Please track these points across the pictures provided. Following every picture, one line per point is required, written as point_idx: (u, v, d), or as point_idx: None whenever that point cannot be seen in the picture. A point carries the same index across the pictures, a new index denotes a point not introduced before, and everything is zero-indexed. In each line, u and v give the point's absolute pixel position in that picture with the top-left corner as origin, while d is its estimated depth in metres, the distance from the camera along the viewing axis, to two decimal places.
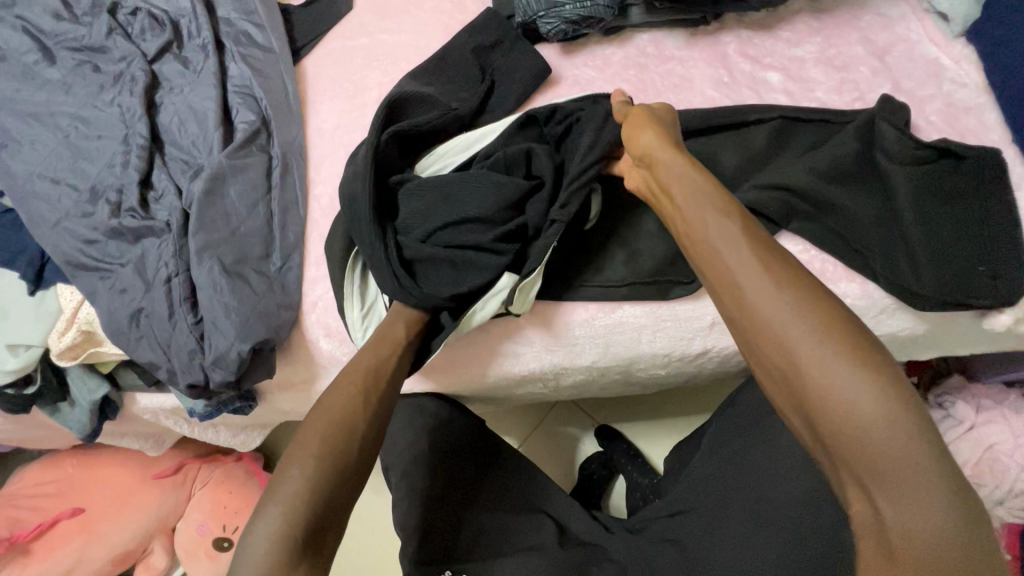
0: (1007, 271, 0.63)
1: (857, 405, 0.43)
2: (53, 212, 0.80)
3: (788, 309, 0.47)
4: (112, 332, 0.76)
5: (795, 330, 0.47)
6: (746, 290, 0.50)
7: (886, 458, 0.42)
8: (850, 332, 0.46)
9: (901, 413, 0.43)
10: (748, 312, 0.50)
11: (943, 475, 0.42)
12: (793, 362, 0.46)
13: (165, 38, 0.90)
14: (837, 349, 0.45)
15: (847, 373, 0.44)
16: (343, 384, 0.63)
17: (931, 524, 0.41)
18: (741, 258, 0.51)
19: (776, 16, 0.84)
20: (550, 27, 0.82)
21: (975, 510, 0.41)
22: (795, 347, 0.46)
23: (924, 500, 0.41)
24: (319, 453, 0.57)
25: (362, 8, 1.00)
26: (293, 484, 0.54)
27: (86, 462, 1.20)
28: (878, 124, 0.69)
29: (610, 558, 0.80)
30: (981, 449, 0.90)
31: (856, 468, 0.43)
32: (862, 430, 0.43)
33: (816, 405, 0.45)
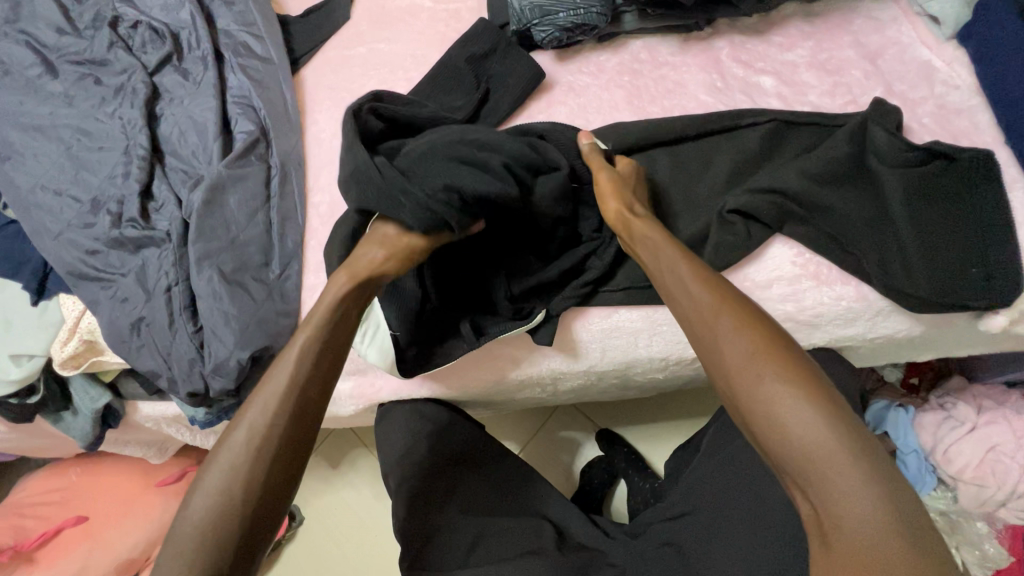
0: (1000, 272, 0.64)
1: (784, 408, 0.47)
2: (56, 223, 0.81)
3: (723, 325, 0.53)
4: (114, 340, 0.77)
5: (734, 346, 0.52)
6: (692, 310, 0.56)
7: (814, 453, 0.46)
8: (779, 345, 0.51)
9: (827, 414, 0.47)
10: (697, 330, 0.55)
11: (867, 469, 0.44)
12: (732, 371, 0.51)
13: (165, 50, 0.91)
14: (767, 359, 0.50)
15: (774, 379, 0.49)
16: (252, 408, 0.57)
17: (859, 514, 0.43)
18: (690, 281, 0.57)
19: (769, 21, 0.85)
20: (544, 35, 0.83)
21: (906, 504, 0.44)
22: (730, 357, 0.52)
23: (849, 490, 0.44)
24: (215, 492, 0.53)
25: (359, 18, 1.01)
26: (188, 522, 0.52)
27: (92, 470, 1.22)
28: (870, 128, 0.70)
29: (609, 561, 0.80)
30: (983, 451, 0.89)
31: (790, 465, 0.47)
32: (791, 432, 0.47)
33: (750, 409, 0.49)
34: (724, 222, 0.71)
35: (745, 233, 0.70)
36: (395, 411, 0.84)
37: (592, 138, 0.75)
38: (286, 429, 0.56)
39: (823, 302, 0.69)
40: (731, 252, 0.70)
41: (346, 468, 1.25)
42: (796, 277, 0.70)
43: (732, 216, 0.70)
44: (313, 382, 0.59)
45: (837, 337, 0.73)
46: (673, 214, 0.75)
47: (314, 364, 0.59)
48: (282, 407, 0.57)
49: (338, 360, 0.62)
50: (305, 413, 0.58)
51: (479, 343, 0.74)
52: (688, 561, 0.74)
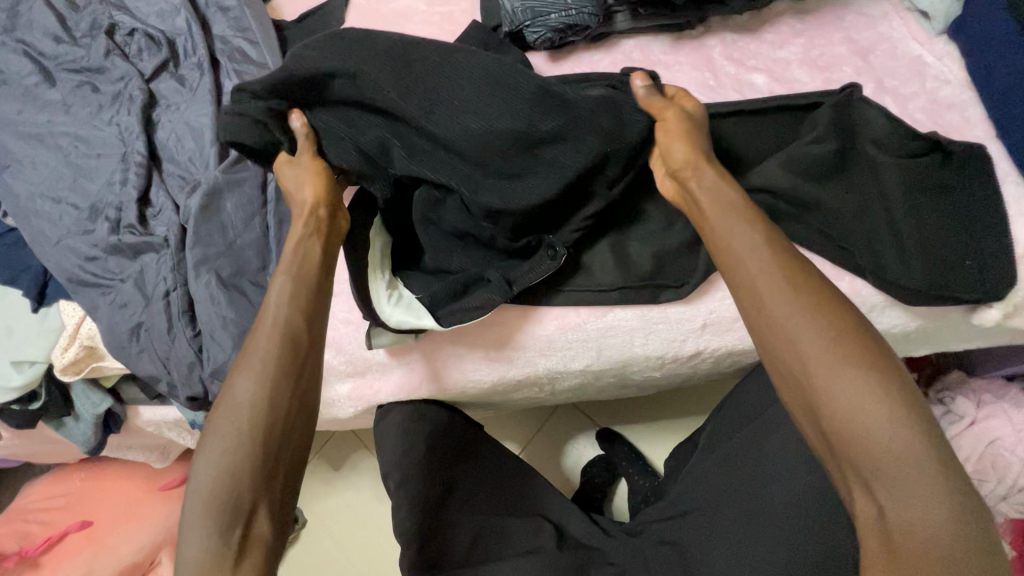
0: (994, 265, 0.64)
1: (869, 406, 0.45)
2: (55, 230, 0.82)
3: (793, 307, 0.50)
4: (113, 346, 0.78)
5: (807, 333, 0.48)
6: (758, 293, 0.52)
7: (896, 453, 0.44)
8: (856, 336, 0.48)
9: (907, 413, 0.45)
10: (760, 313, 0.52)
11: (944, 471, 0.43)
12: (806, 362, 0.48)
13: (161, 57, 0.91)
14: (843, 347, 0.47)
15: (850, 370, 0.46)
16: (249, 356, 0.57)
17: (930, 518, 0.42)
18: (752, 263, 0.54)
19: (761, 19, 0.85)
20: (537, 36, 0.84)
21: (977, 509, 0.43)
22: (801, 343, 0.49)
23: (924, 492, 0.43)
24: (225, 450, 0.52)
25: (353, 22, 1.01)
26: (204, 477, 0.52)
27: (96, 475, 1.23)
28: (853, 109, 0.72)
29: (609, 561, 0.81)
30: (982, 445, 0.90)
31: (863, 462, 0.45)
32: (873, 428, 0.44)
33: (824, 399, 0.46)
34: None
35: None
36: (393, 412, 0.85)
37: (648, 79, 0.70)
38: (284, 368, 0.56)
39: None
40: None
41: (347, 470, 1.25)
42: None
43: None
44: (295, 315, 0.59)
45: None
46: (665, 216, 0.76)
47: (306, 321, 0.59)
48: (278, 347, 0.57)
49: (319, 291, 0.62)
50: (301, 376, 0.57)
51: (511, 292, 0.72)
52: (687, 558, 0.74)
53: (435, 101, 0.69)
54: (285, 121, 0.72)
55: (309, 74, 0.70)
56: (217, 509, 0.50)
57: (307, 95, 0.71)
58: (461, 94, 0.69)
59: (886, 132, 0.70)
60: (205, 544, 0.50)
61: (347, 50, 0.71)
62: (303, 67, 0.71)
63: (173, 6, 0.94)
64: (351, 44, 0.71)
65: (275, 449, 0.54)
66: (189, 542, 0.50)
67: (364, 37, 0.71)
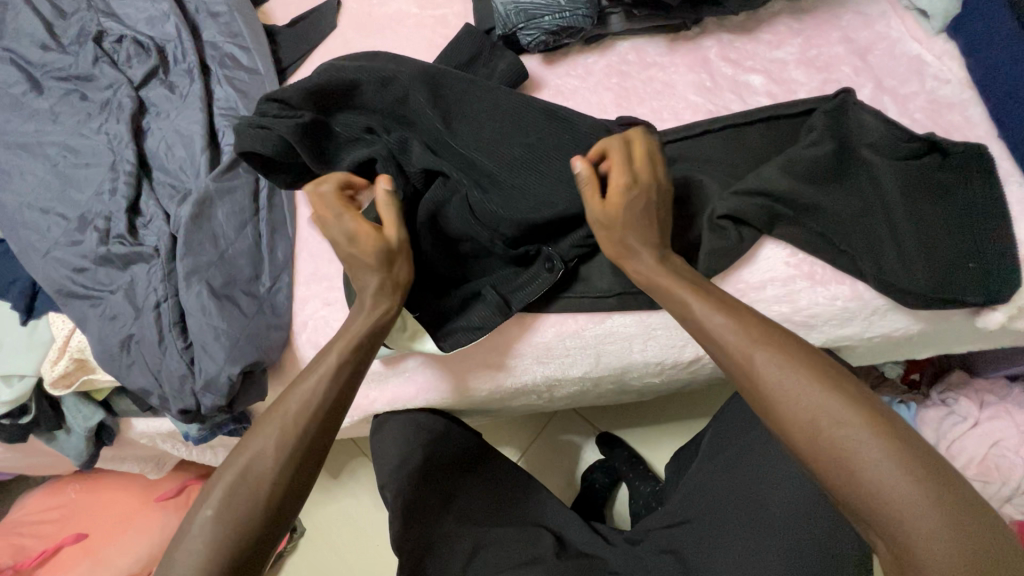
0: (996, 267, 0.63)
1: (852, 445, 0.48)
2: (43, 241, 0.80)
3: (761, 357, 0.53)
4: (103, 358, 0.77)
5: (784, 380, 0.51)
6: (732, 349, 0.55)
7: (886, 489, 0.46)
8: (827, 378, 0.51)
9: (891, 445, 0.47)
10: (739, 371, 0.54)
11: (938, 497, 0.45)
12: (790, 418, 0.51)
13: (151, 64, 0.90)
14: (818, 390, 0.50)
15: (834, 410, 0.49)
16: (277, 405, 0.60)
17: (938, 547, 0.43)
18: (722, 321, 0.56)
19: (757, 19, 0.84)
20: (531, 39, 0.83)
21: (979, 527, 0.44)
22: (773, 390, 0.52)
23: (927, 521, 0.44)
24: (236, 493, 0.55)
25: (345, 26, 1.00)
26: (206, 519, 0.54)
27: (92, 486, 1.21)
28: (850, 110, 0.71)
29: (610, 568, 0.79)
30: (985, 446, 0.89)
31: (860, 501, 0.47)
32: (861, 465, 0.47)
33: (810, 447, 0.50)
34: (714, 227, 0.70)
35: (737, 237, 0.69)
36: (391, 422, 0.84)
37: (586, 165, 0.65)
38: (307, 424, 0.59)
39: (818, 303, 0.68)
40: (723, 258, 0.69)
41: (346, 478, 1.24)
42: (789, 278, 0.69)
43: (722, 221, 0.69)
44: (334, 375, 0.61)
45: (834, 338, 0.72)
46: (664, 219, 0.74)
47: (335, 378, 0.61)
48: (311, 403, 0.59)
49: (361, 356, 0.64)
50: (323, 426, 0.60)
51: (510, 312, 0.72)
52: (688, 568, 0.72)
53: (453, 114, 0.76)
54: (307, 125, 0.73)
55: (342, 78, 0.75)
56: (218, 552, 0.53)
57: (336, 101, 0.76)
58: (483, 107, 0.76)
59: (885, 134, 0.69)
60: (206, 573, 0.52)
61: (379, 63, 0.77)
62: (337, 71, 0.76)
63: (162, 12, 0.93)
64: (381, 61, 0.78)
65: (294, 486, 0.57)
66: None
67: (396, 58, 0.78)
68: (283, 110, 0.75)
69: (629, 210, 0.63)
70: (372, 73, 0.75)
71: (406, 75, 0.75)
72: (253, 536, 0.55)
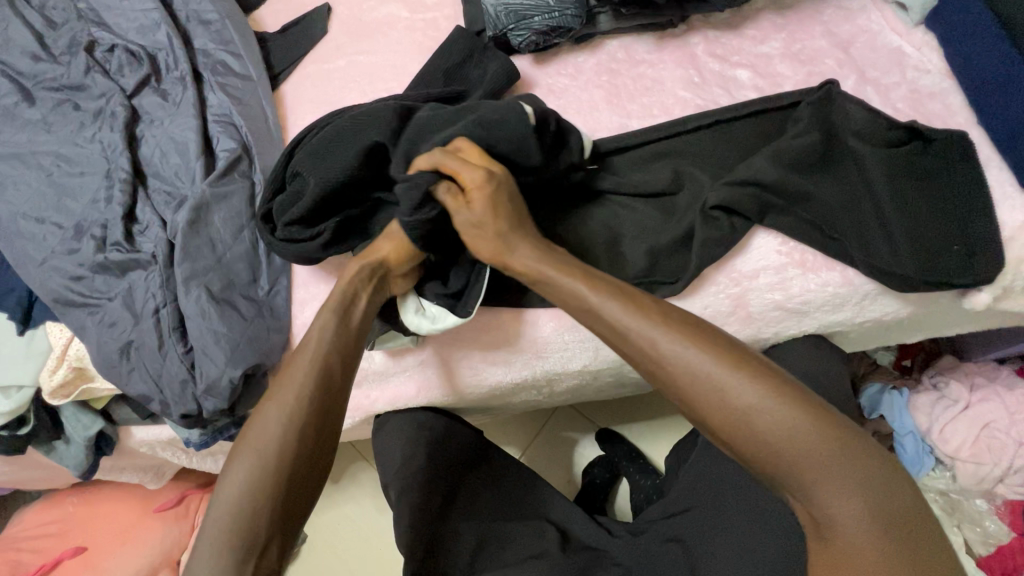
0: (980, 249, 0.65)
1: (764, 421, 0.49)
2: (39, 250, 0.80)
3: (672, 346, 0.53)
4: (104, 366, 0.77)
5: (699, 364, 0.52)
6: (642, 342, 0.54)
7: (802, 454, 0.48)
8: (736, 356, 0.52)
9: (801, 412, 0.49)
10: (651, 363, 0.54)
11: (846, 454, 0.48)
12: (705, 408, 0.51)
13: (143, 72, 0.90)
14: (730, 370, 0.51)
15: (746, 389, 0.50)
16: (279, 387, 0.60)
17: (849, 502, 0.47)
18: (632, 318, 0.55)
19: (741, 15, 0.86)
20: (521, 39, 0.84)
21: (883, 473, 0.48)
22: (688, 378, 0.52)
23: (839, 479, 0.47)
24: (257, 450, 0.56)
25: (336, 32, 1.01)
26: (231, 487, 0.55)
27: (90, 499, 1.20)
28: (836, 99, 0.73)
29: (615, 561, 0.80)
30: (977, 428, 0.91)
31: (780, 470, 0.49)
32: (774, 438, 0.49)
33: (726, 428, 0.50)
34: (707, 219, 0.71)
35: (729, 227, 0.70)
36: (392, 420, 0.84)
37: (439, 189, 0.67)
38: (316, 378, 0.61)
39: (809, 290, 0.70)
40: (717, 248, 0.70)
41: (346, 482, 1.24)
42: (781, 266, 0.70)
43: (715, 212, 0.70)
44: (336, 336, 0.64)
45: (827, 323, 0.73)
46: (656, 211, 0.75)
47: (337, 334, 0.64)
48: (318, 361, 0.62)
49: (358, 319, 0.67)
50: (330, 380, 0.62)
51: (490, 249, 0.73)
52: (691, 556, 0.73)
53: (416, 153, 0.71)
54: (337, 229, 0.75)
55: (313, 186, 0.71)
56: (243, 515, 0.54)
57: (335, 201, 0.74)
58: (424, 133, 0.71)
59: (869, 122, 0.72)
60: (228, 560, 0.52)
61: (343, 146, 0.72)
62: (318, 173, 0.71)
63: (153, 20, 0.93)
64: (339, 140, 0.73)
65: (311, 440, 0.59)
66: (209, 565, 0.52)
67: (349, 129, 0.72)
68: (303, 229, 0.75)
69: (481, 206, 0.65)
70: (345, 155, 0.71)
71: (388, 144, 0.71)
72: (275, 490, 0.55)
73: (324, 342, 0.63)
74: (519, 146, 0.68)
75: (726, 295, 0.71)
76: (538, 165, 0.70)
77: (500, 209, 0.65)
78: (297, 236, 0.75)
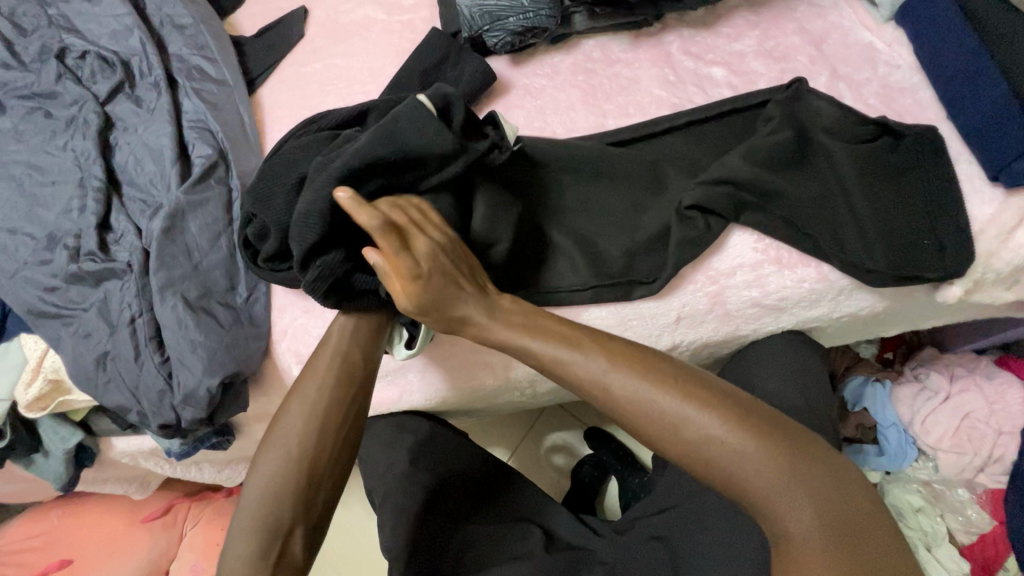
0: (951, 244, 0.66)
1: (713, 445, 0.51)
2: (12, 262, 0.79)
3: (619, 382, 0.55)
4: (79, 378, 0.75)
5: (645, 397, 0.54)
6: (590, 380, 0.56)
7: (751, 476, 0.50)
8: (681, 386, 0.54)
9: (748, 433, 0.51)
10: (600, 399, 0.56)
11: (795, 471, 0.49)
12: (659, 439, 0.53)
13: (116, 79, 0.89)
14: (675, 400, 0.53)
15: (691, 418, 0.52)
16: (302, 387, 0.65)
17: (801, 517, 0.48)
18: (582, 358, 0.57)
19: (715, 14, 0.86)
20: (496, 40, 0.84)
21: (833, 483, 0.50)
22: (637, 413, 0.54)
23: (789, 494, 0.49)
24: (281, 447, 0.61)
25: (313, 35, 1.01)
26: (259, 478, 0.60)
27: (73, 511, 1.18)
28: (805, 98, 0.74)
29: (599, 560, 0.80)
30: (958, 419, 0.92)
31: (733, 491, 0.51)
32: (723, 461, 0.50)
33: (680, 457, 0.52)
34: (683, 220, 0.71)
35: (705, 226, 0.70)
36: (374, 426, 0.85)
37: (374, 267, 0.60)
38: (334, 382, 0.65)
39: (786, 287, 0.70)
40: (694, 247, 0.70)
41: None
42: (757, 263, 0.70)
43: (690, 212, 0.71)
44: (354, 345, 0.68)
45: (804, 319, 0.74)
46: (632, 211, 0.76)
47: (357, 341, 0.68)
48: (335, 368, 0.65)
49: (375, 334, 0.70)
50: (349, 379, 0.66)
51: None
52: (674, 554, 0.73)
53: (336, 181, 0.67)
54: None
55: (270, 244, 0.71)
56: (268, 502, 0.58)
57: None
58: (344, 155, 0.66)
59: (839, 119, 0.73)
60: (246, 568, 0.56)
61: (272, 185, 0.71)
62: (268, 211, 0.69)
63: (126, 26, 0.92)
64: (281, 173, 0.71)
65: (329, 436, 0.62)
66: (239, 546, 0.57)
67: (293, 158, 0.71)
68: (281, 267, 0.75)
69: (427, 297, 0.60)
70: (288, 185, 0.69)
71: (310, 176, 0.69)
72: (297, 481, 0.60)
73: (338, 348, 0.67)
74: (427, 136, 0.64)
75: (704, 293, 0.71)
76: (450, 149, 0.65)
77: (437, 298, 0.60)
78: (281, 267, 0.75)
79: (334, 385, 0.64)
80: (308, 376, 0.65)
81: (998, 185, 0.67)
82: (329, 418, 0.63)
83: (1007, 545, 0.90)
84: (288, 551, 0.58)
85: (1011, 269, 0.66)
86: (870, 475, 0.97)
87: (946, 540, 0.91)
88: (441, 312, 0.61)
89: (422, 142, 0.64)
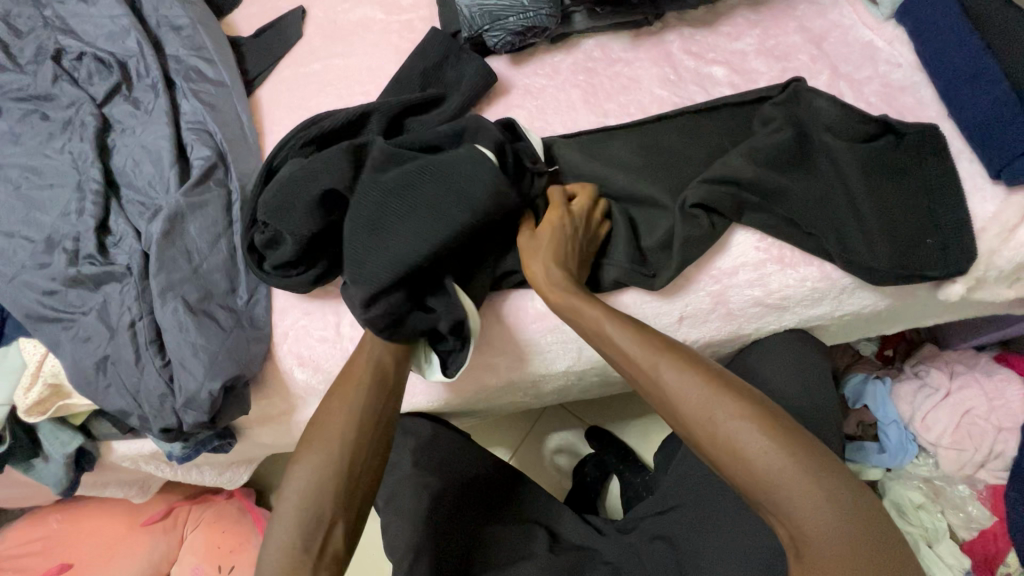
0: (954, 242, 0.66)
1: (745, 443, 0.52)
2: (10, 266, 0.79)
3: (665, 370, 0.57)
4: (79, 383, 0.75)
5: (684, 387, 0.56)
6: (638, 363, 0.59)
7: (779, 476, 0.50)
8: (722, 382, 0.56)
9: (780, 437, 0.51)
10: (646, 381, 0.59)
11: (822, 479, 0.50)
12: (692, 428, 0.55)
13: (113, 80, 0.88)
14: (713, 395, 0.55)
15: (726, 412, 0.53)
16: (341, 390, 0.68)
17: (824, 523, 0.49)
18: (633, 345, 0.60)
19: (715, 12, 0.86)
20: (497, 40, 0.83)
21: (858, 498, 0.50)
22: (677, 399, 0.56)
23: (814, 499, 0.49)
24: (321, 448, 0.64)
25: (311, 35, 1.00)
26: (299, 477, 0.62)
27: (72, 516, 1.17)
28: (805, 97, 0.74)
29: (604, 560, 0.79)
30: (959, 415, 0.92)
31: (759, 491, 0.51)
32: (752, 459, 0.51)
33: (711, 448, 0.54)
34: (686, 215, 0.70)
35: (709, 226, 0.70)
36: None
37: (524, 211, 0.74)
38: (371, 386, 0.67)
39: (788, 285, 0.70)
40: (700, 246, 0.69)
41: None
42: (760, 262, 0.71)
43: (694, 210, 0.70)
44: (386, 352, 0.70)
45: (805, 318, 0.74)
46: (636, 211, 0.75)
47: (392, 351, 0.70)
48: (372, 373, 0.68)
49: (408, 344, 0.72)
50: (384, 385, 0.68)
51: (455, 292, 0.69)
52: (678, 554, 0.74)
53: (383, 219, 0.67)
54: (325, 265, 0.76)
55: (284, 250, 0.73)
56: (308, 500, 0.61)
57: (311, 244, 0.74)
58: (407, 202, 0.66)
59: (840, 118, 0.72)
60: (288, 561, 0.59)
61: (284, 192, 0.71)
62: (284, 222, 0.71)
63: (122, 27, 0.91)
64: (292, 183, 0.71)
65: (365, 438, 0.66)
66: (280, 541, 0.60)
67: (302, 167, 0.71)
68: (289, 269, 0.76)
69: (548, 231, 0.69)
70: (303, 198, 0.70)
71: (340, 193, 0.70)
72: (337, 480, 0.62)
73: (374, 354, 0.69)
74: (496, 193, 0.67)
75: (707, 293, 0.72)
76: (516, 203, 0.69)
77: (555, 238, 0.68)
78: (290, 273, 0.76)
79: (369, 392, 0.67)
80: (347, 378, 0.69)
81: (1000, 182, 0.68)
82: (368, 421, 0.66)
83: (1007, 541, 0.89)
84: (327, 547, 0.60)
85: (1013, 266, 0.67)
86: (870, 472, 0.97)
87: (946, 536, 0.92)
88: (552, 249, 0.68)
89: (496, 192, 0.66)
